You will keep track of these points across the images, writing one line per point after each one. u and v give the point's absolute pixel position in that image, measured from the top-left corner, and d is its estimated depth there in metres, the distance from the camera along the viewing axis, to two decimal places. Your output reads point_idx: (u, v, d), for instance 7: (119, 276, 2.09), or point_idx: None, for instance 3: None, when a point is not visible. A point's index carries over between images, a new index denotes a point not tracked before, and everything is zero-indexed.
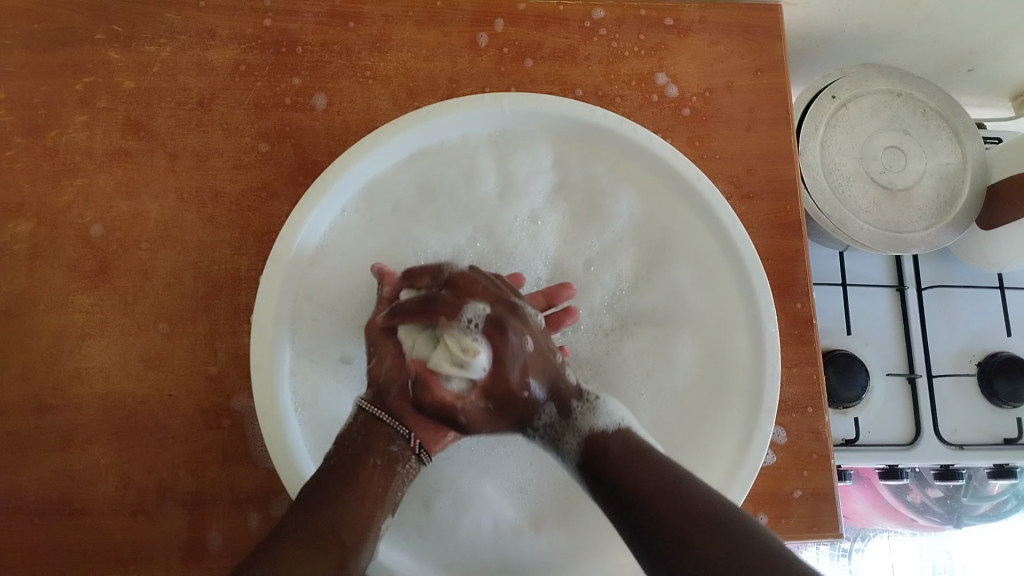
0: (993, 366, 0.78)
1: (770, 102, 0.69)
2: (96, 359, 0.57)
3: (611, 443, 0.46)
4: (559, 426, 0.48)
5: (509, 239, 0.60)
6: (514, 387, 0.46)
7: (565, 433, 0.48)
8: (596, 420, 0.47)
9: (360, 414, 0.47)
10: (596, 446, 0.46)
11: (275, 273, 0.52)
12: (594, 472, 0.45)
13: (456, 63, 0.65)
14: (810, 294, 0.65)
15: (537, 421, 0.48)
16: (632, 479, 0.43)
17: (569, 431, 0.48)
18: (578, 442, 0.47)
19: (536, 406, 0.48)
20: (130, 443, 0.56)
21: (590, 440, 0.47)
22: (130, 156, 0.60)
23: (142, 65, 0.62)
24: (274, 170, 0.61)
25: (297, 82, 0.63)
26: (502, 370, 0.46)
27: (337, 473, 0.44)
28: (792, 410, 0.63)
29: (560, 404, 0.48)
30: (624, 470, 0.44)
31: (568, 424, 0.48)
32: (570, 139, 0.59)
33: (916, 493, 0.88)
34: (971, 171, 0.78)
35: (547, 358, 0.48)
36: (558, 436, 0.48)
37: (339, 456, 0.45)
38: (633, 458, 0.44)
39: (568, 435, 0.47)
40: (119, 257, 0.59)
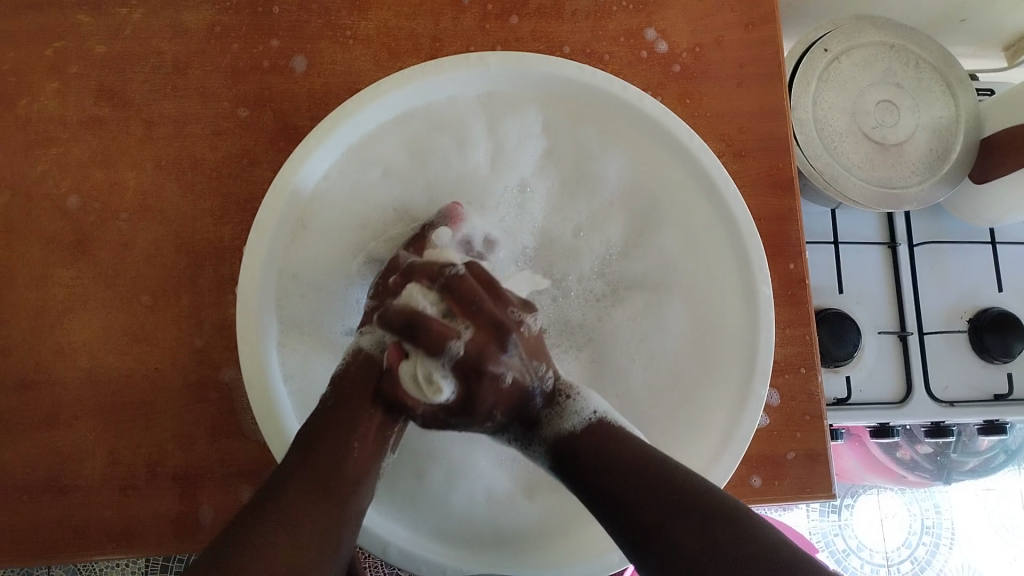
0: (984, 322, 0.78)
1: (761, 56, 0.67)
2: (79, 334, 0.56)
3: (584, 438, 0.45)
4: (542, 414, 0.48)
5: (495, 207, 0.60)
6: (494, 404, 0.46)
7: (533, 440, 0.48)
8: (565, 425, 0.47)
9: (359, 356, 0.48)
10: (571, 442, 0.46)
11: (259, 245, 0.50)
12: (570, 463, 0.45)
13: (439, 21, 0.63)
14: (804, 254, 0.65)
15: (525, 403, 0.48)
16: (612, 477, 0.42)
17: (549, 422, 0.47)
18: (546, 445, 0.47)
19: (501, 408, 0.47)
20: (117, 418, 0.55)
21: (556, 445, 0.46)
22: (105, 124, 0.59)
23: (113, 28, 0.59)
24: (254, 137, 0.59)
25: (275, 44, 0.60)
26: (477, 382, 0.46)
27: (331, 423, 0.44)
28: (785, 372, 0.63)
29: (525, 411, 0.48)
30: (597, 473, 0.43)
31: (540, 420, 0.48)
32: (559, 100, 0.57)
33: (906, 449, 0.88)
34: (965, 124, 0.77)
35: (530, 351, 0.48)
36: (537, 425, 0.48)
37: (336, 399, 0.46)
38: (602, 465, 0.43)
39: (535, 442, 0.48)
40: (98, 229, 0.57)
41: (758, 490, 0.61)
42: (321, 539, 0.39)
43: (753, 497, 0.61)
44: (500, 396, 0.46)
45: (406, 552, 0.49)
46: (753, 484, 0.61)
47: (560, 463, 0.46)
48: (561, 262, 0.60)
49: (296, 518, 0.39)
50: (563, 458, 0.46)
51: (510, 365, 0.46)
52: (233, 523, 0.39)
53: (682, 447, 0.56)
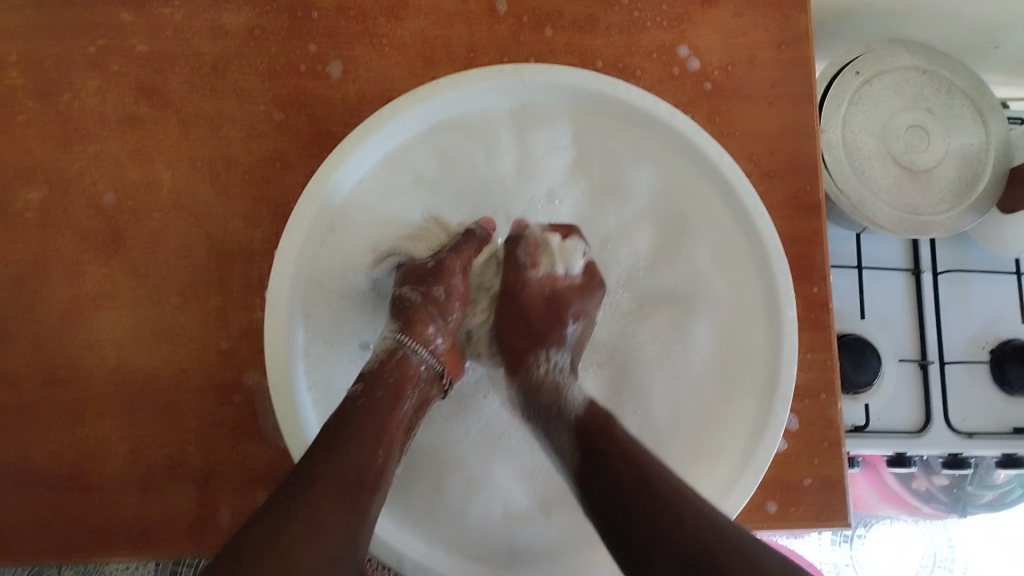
0: (1006, 354, 0.78)
1: (794, 78, 0.67)
2: (108, 331, 0.57)
3: (594, 422, 0.47)
4: (558, 383, 0.51)
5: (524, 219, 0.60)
6: (540, 342, 0.54)
7: (557, 425, 0.48)
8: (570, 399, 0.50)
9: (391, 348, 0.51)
10: (594, 415, 0.48)
11: (291, 247, 0.52)
12: (587, 437, 0.46)
13: (474, 31, 0.63)
14: (827, 279, 0.65)
15: (550, 363, 0.53)
16: (615, 458, 0.44)
17: (570, 396, 0.50)
18: (573, 419, 0.48)
19: (556, 344, 0.54)
20: (140, 419, 0.56)
21: (591, 412, 0.48)
22: (143, 123, 0.59)
23: (154, 27, 0.60)
24: (289, 141, 0.60)
25: (312, 49, 0.61)
26: (555, 299, 0.55)
27: (353, 426, 0.45)
28: (804, 397, 0.63)
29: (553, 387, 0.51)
30: (623, 466, 0.43)
31: (565, 393, 0.50)
32: (593, 112, 0.59)
33: (922, 481, 0.89)
34: (994, 152, 0.76)
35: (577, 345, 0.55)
36: (560, 401, 0.49)
37: (364, 399, 0.47)
38: (614, 448, 0.45)
39: (559, 432, 0.48)
40: (132, 226, 0.58)
41: (773, 516, 0.61)
42: (343, 544, 0.39)
43: (767, 522, 0.61)
44: (552, 330, 0.54)
45: (423, 565, 0.51)
46: (769, 509, 0.61)
47: (584, 446, 0.46)
48: None
49: (319, 523, 0.39)
50: (587, 436, 0.46)
51: (584, 319, 0.55)
52: (252, 522, 0.38)
53: (700, 465, 0.56)
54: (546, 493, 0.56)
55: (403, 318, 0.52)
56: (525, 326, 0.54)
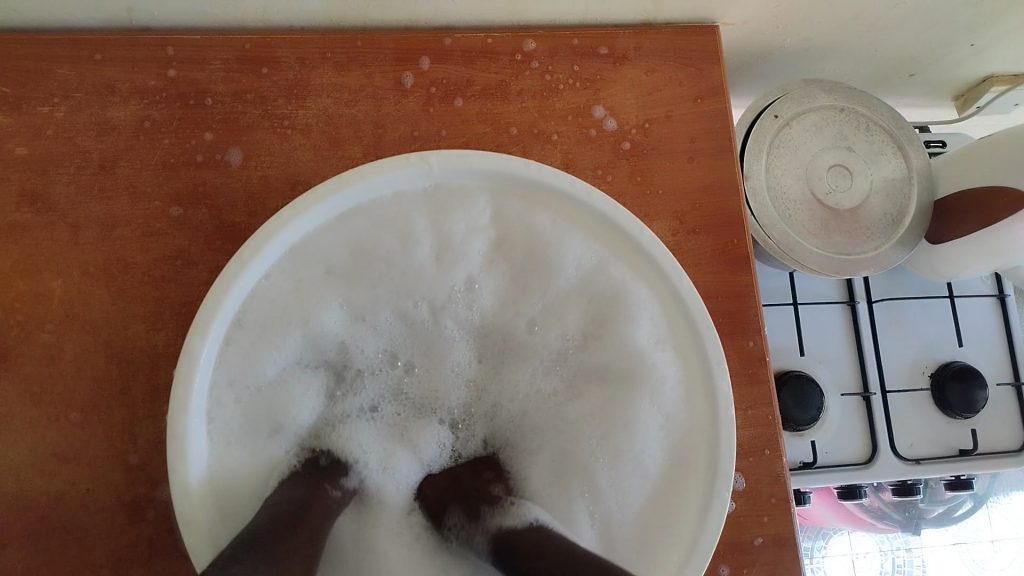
0: (946, 376, 0.78)
1: (711, 131, 0.66)
2: (3, 457, 0.53)
3: (505, 535, 0.51)
4: (466, 529, 0.54)
5: (445, 305, 0.58)
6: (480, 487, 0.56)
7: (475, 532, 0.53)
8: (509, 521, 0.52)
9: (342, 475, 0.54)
10: (502, 536, 0.51)
11: (188, 375, 0.46)
12: (502, 546, 0.50)
13: (381, 106, 0.61)
14: (763, 331, 0.63)
15: (447, 526, 0.55)
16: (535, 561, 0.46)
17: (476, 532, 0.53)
18: (487, 540, 0.52)
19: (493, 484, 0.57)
20: (46, 546, 0.52)
21: (496, 537, 0.51)
22: (27, 230, 0.55)
23: (36, 128, 0.57)
24: (190, 236, 0.57)
25: (209, 137, 0.58)
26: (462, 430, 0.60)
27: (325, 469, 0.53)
28: (749, 454, 0.61)
29: (473, 510, 0.54)
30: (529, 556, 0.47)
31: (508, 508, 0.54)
32: (514, 193, 0.55)
33: (873, 499, 0.87)
34: (917, 186, 0.77)
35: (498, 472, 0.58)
36: (468, 536, 0.54)
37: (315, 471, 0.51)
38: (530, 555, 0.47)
39: (477, 533, 0.53)
40: (22, 344, 0.54)
41: None
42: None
43: None
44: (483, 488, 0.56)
45: None
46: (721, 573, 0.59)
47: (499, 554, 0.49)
48: (516, 358, 0.60)
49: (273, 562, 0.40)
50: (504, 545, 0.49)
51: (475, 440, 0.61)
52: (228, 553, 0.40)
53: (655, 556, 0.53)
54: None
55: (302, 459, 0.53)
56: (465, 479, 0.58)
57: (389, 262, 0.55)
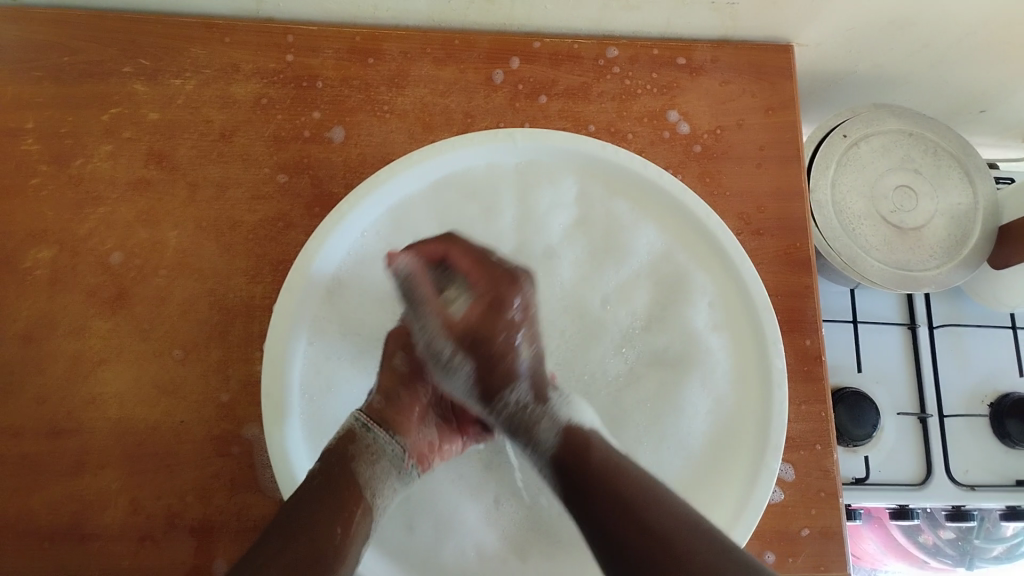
0: (1005, 407, 0.78)
1: (780, 140, 0.69)
2: (111, 386, 0.58)
3: (571, 451, 0.47)
4: (532, 412, 0.50)
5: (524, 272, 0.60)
6: (506, 379, 0.51)
7: (539, 418, 0.50)
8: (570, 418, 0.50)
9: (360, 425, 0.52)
10: (571, 445, 0.48)
11: (288, 302, 0.54)
12: (570, 464, 0.47)
13: (472, 99, 0.66)
14: (820, 330, 0.65)
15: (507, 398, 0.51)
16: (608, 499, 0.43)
17: (544, 417, 0.50)
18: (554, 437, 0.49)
19: (513, 380, 0.51)
20: (142, 467, 0.57)
21: (567, 432, 0.49)
22: (151, 186, 0.62)
23: (166, 97, 0.64)
24: (292, 202, 0.62)
25: (316, 116, 0.64)
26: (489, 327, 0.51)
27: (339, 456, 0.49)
28: (800, 448, 0.63)
29: (536, 386, 0.51)
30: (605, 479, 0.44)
31: (533, 429, 0.50)
32: (600, 181, 0.60)
33: (928, 534, 0.87)
34: (982, 212, 0.78)
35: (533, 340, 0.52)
36: (530, 421, 0.50)
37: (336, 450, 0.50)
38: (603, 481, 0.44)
39: (543, 421, 0.50)
40: (137, 284, 0.60)
41: (771, 567, 0.60)
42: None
43: None
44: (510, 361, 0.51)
45: None
46: (767, 560, 0.60)
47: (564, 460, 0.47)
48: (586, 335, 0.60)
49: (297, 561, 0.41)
50: (574, 455, 0.47)
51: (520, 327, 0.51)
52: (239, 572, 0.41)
53: None
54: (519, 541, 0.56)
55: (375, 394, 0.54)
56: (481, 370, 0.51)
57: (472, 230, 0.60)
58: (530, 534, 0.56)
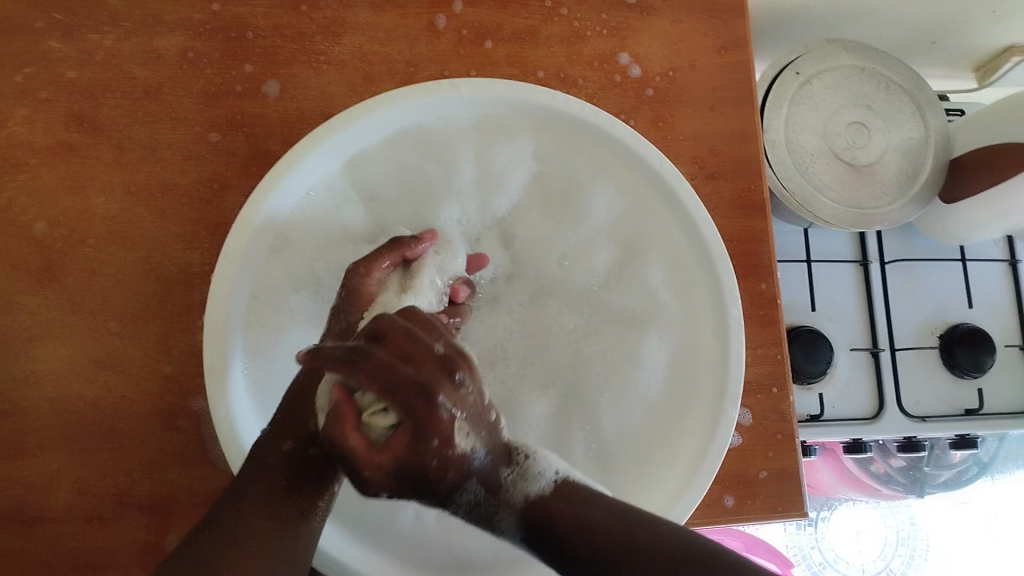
0: (954, 338, 0.79)
1: (732, 81, 0.67)
2: (45, 362, 0.56)
3: (559, 497, 0.40)
4: (487, 506, 0.41)
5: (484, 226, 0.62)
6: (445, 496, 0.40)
7: (497, 509, 0.41)
8: (531, 489, 0.41)
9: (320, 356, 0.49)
10: (536, 511, 0.40)
11: (227, 273, 0.50)
12: (537, 531, 0.40)
13: (413, 46, 0.63)
14: (776, 274, 0.65)
15: (460, 502, 0.40)
16: (562, 523, 0.39)
17: (504, 505, 0.41)
18: (514, 518, 0.41)
19: (464, 483, 0.40)
20: (86, 446, 0.55)
21: (526, 514, 0.40)
22: (74, 149, 0.58)
23: (84, 53, 0.59)
24: (226, 162, 0.59)
25: (249, 69, 0.60)
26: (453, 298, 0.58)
27: (293, 411, 0.45)
28: (757, 391, 0.63)
29: (487, 481, 0.41)
30: (566, 526, 0.39)
31: (502, 491, 0.41)
32: (551, 130, 0.57)
33: (880, 463, 0.89)
34: (933, 145, 0.78)
35: (477, 416, 0.39)
36: (489, 513, 0.41)
37: (286, 409, 0.46)
38: (565, 516, 0.39)
39: (502, 511, 0.41)
40: (65, 256, 0.57)
41: (731, 510, 0.61)
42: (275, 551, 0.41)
43: (726, 517, 0.61)
44: (446, 460, 0.37)
45: None
46: (726, 504, 0.61)
47: (530, 535, 0.40)
48: (545, 292, 0.63)
49: (245, 537, 0.40)
50: (536, 536, 0.40)
51: (458, 399, 0.37)
52: (189, 536, 0.41)
53: (649, 484, 0.55)
54: None
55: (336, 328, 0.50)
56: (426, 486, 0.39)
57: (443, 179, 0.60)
58: None
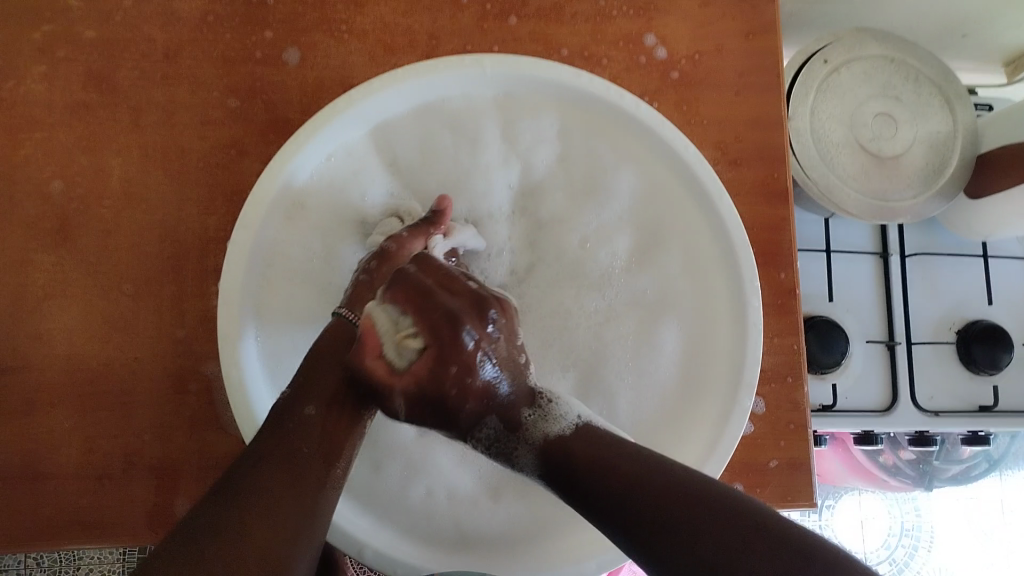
0: (971, 333, 0.78)
1: (760, 65, 0.66)
2: (58, 321, 0.55)
3: (583, 442, 0.41)
4: (505, 444, 0.43)
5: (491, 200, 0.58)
6: (464, 426, 0.43)
7: (515, 446, 0.43)
8: (551, 430, 0.42)
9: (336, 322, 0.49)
10: (554, 453, 0.41)
11: (244, 239, 0.50)
12: (559, 465, 0.41)
13: (436, 18, 0.62)
14: (795, 263, 0.64)
15: (476, 435, 0.43)
16: (602, 465, 0.39)
17: (536, 425, 0.43)
18: (532, 455, 0.42)
19: (482, 415, 0.43)
20: (97, 406, 0.54)
21: (544, 452, 0.42)
22: (91, 109, 0.58)
23: (104, 13, 0.59)
24: (244, 127, 0.58)
25: (269, 35, 0.60)
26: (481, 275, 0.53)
27: (313, 377, 0.45)
28: (772, 381, 0.62)
29: (507, 417, 0.43)
30: (596, 457, 0.40)
31: (526, 429, 0.43)
32: (575, 108, 0.57)
33: (889, 455, 0.89)
34: (962, 139, 0.76)
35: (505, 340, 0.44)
36: (508, 449, 0.43)
37: (303, 374, 0.45)
38: (600, 446, 0.40)
39: (520, 449, 0.43)
40: (81, 216, 0.57)
41: None
42: (295, 523, 0.38)
43: None
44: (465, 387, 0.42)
45: (383, 554, 0.49)
46: None
47: (549, 472, 0.41)
48: (564, 277, 0.58)
49: (267, 504, 0.38)
50: (555, 472, 0.41)
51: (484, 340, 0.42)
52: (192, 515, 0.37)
53: None
54: (496, 489, 0.54)
55: (359, 292, 0.49)
56: (439, 412, 0.43)
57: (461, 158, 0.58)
58: (507, 476, 0.55)
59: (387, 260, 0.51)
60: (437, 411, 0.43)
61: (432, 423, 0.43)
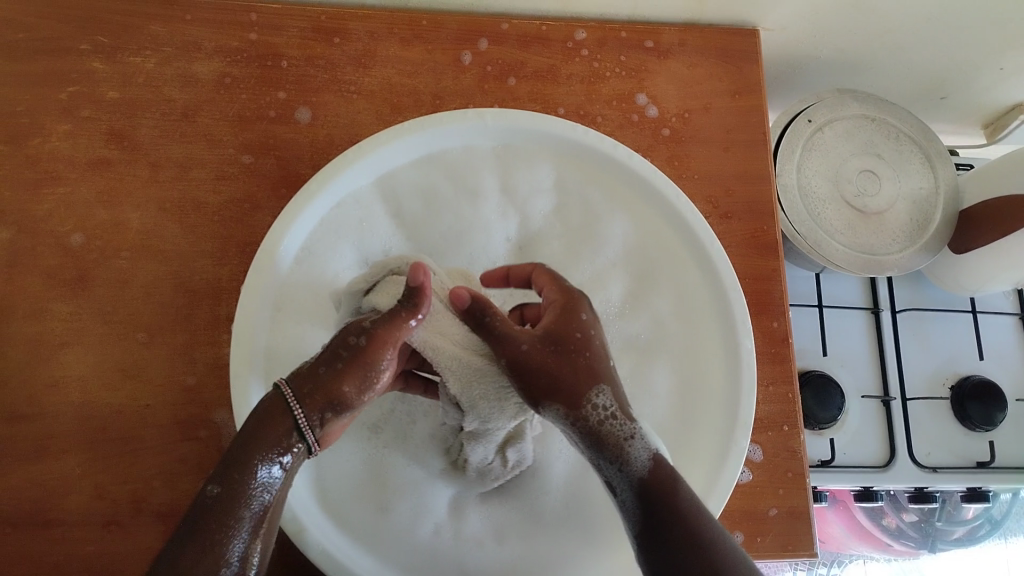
0: (965, 390, 0.79)
1: (747, 124, 0.69)
2: (74, 368, 0.57)
3: (668, 480, 0.43)
4: (618, 432, 0.45)
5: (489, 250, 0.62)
6: (581, 394, 0.45)
7: (625, 444, 0.44)
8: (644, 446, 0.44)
9: (272, 399, 0.44)
10: (662, 470, 0.44)
11: (257, 283, 0.52)
12: (657, 496, 0.43)
13: (440, 80, 0.65)
14: (787, 314, 0.66)
15: (589, 416, 0.45)
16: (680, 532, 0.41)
17: (636, 439, 0.44)
18: (636, 460, 0.44)
19: (599, 383, 0.45)
20: (107, 452, 0.55)
21: (651, 465, 0.44)
22: (112, 165, 0.61)
23: (127, 76, 0.62)
24: (256, 182, 0.61)
25: (282, 96, 0.63)
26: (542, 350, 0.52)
27: (241, 466, 0.40)
28: (768, 428, 0.63)
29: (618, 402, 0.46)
30: (676, 512, 0.42)
31: (623, 445, 0.44)
32: (573, 161, 0.60)
33: (891, 517, 0.89)
34: (943, 196, 0.80)
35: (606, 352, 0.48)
36: (619, 442, 0.44)
37: (230, 460, 0.41)
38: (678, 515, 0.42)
39: (631, 445, 0.44)
40: (99, 266, 0.59)
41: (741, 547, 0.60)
42: None
43: None
44: (590, 368, 0.46)
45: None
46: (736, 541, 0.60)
47: (652, 484, 0.43)
48: None
49: None
50: (660, 485, 0.43)
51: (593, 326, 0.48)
52: None
53: None
54: (503, 533, 0.56)
55: (322, 387, 0.44)
56: (556, 369, 0.46)
57: (460, 212, 0.61)
58: (514, 518, 0.56)
59: (369, 359, 0.46)
60: (555, 370, 0.46)
61: (544, 388, 0.46)
